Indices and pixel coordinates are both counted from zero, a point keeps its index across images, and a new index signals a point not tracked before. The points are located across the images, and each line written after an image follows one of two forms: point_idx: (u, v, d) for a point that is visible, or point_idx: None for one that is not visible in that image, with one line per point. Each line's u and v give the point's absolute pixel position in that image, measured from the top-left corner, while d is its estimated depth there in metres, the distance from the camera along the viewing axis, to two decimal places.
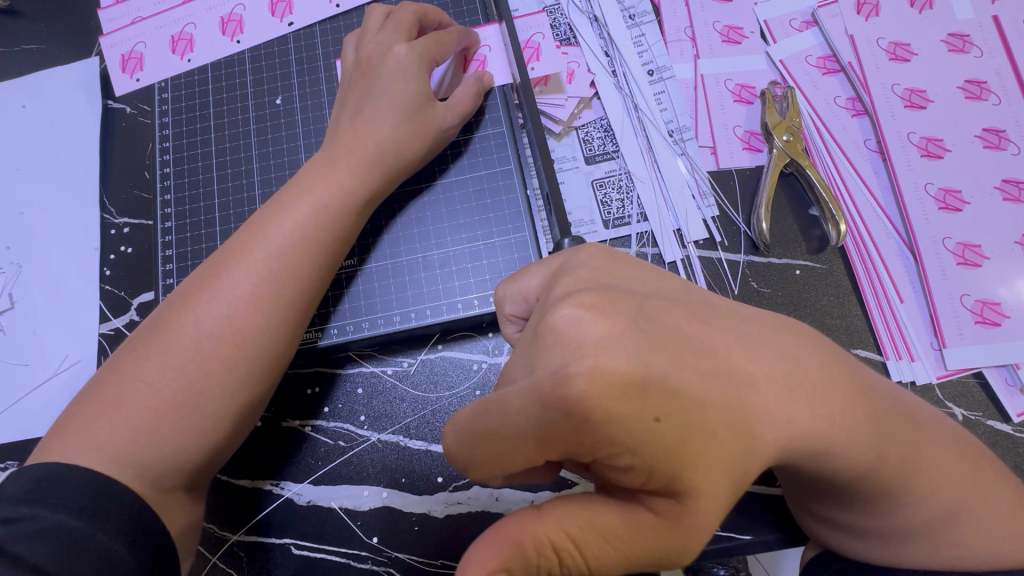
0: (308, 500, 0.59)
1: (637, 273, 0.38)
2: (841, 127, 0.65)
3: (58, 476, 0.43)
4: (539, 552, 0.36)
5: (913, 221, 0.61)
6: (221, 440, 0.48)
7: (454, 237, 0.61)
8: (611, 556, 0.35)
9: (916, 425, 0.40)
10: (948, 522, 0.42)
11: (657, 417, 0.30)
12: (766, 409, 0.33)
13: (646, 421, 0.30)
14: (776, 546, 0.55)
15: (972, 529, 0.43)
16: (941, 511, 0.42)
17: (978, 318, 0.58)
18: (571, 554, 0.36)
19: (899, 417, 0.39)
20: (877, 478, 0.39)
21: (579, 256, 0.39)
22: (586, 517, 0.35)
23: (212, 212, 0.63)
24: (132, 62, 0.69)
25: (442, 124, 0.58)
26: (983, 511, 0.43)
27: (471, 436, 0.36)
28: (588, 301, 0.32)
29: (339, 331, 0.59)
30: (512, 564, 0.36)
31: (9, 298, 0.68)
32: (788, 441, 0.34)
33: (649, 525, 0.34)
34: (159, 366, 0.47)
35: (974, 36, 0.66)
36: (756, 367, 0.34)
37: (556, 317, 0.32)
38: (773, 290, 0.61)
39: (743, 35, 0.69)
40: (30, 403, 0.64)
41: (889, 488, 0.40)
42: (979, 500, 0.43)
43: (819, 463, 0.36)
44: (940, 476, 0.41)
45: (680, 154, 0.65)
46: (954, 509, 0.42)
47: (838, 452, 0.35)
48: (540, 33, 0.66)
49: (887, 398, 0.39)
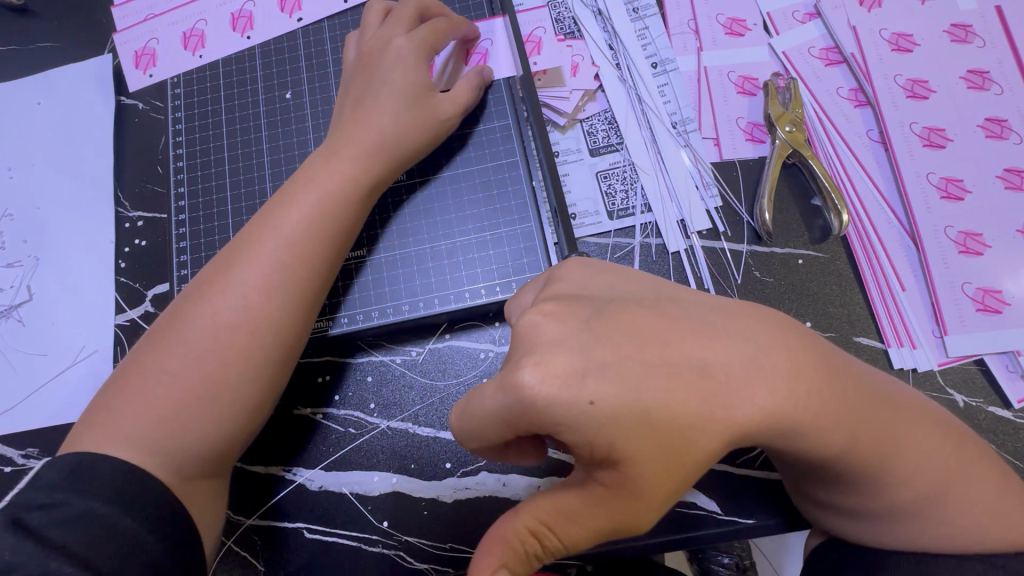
0: (319, 486, 0.61)
1: (609, 278, 0.42)
2: (844, 117, 0.66)
3: (84, 462, 0.44)
4: (524, 540, 0.41)
5: (915, 210, 0.62)
6: (239, 425, 0.50)
7: (461, 228, 0.62)
8: (578, 532, 0.39)
9: (892, 407, 0.41)
10: (951, 498, 0.44)
11: (591, 400, 0.34)
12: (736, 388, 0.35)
13: (581, 405, 0.34)
14: (780, 530, 0.56)
15: (977, 512, 0.44)
16: (934, 490, 0.43)
17: (979, 306, 0.59)
18: (548, 535, 0.40)
19: (878, 393, 0.41)
20: (865, 452, 0.39)
21: (562, 270, 0.44)
22: (552, 504, 0.39)
23: (225, 204, 0.65)
24: (145, 58, 0.70)
25: (436, 119, 0.59)
26: (980, 488, 0.44)
27: (466, 417, 0.40)
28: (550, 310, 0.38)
29: (350, 320, 0.61)
30: (507, 559, 0.41)
31: (28, 290, 0.69)
32: (779, 414, 0.35)
33: (604, 497, 0.37)
34: (177, 355, 0.49)
35: (977, 26, 0.66)
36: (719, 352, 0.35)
37: (522, 330, 0.37)
38: (776, 280, 0.61)
39: (746, 27, 0.69)
40: (49, 392, 0.66)
41: (888, 461, 0.41)
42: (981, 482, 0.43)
43: (820, 429, 0.37)
44: (939, 453, 0.42)
45: (683, 145, 0.66)
46: (955, 485, 0.43)
47: (827, 418, 0.37)
48: (540, 28, 0.70)
49: (860, 383, 0.40)
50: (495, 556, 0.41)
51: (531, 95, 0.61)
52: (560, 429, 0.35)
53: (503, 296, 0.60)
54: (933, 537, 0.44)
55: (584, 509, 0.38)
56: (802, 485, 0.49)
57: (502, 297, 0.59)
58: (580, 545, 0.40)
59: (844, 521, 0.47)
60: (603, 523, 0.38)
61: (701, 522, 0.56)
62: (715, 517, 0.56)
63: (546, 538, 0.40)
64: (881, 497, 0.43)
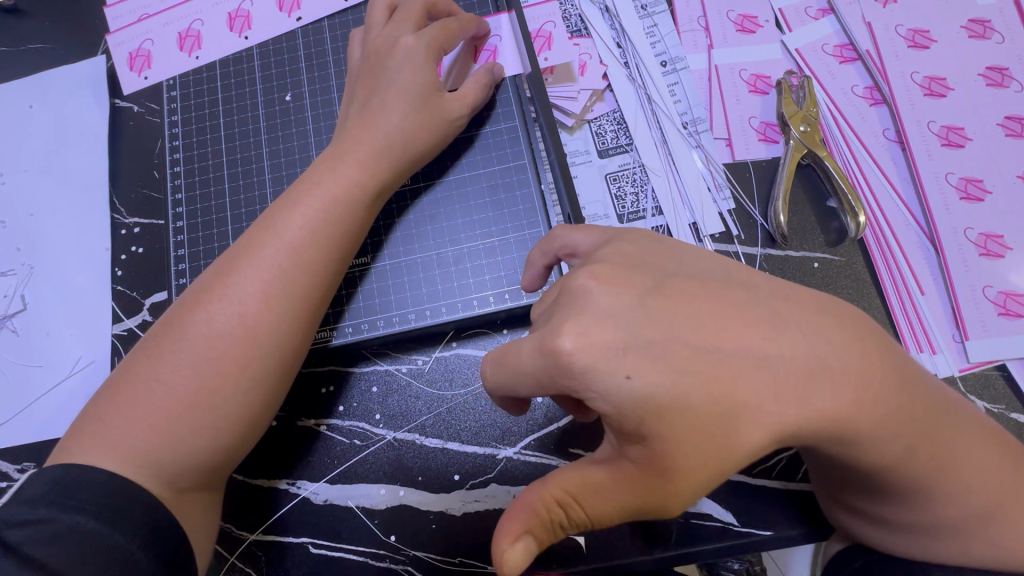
0: (324, 499, 0.59)
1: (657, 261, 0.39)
2: (859, 116, 0.64)
3: (74, 478, 0.42)
4: (548, 512, 0.38)
5: (934, 212, 0.60)
6: (236, 440, 0.48)
7: (468, 233, 0.60)
8: (606, 506, 0.37)
9: (944, 422, 0.39)
10: (979, 514, 0.42)
11: (628, 375, 0.34)
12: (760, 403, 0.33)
13: (617, 380, 0.34)
14: (798, 541, 0.55)
15: (1006, 527, 0.42)
16: (961, 505, 0.41)
17: (1000, 310, 0.57)
18: (573, 508, 0.38)
19: (935, 405, 0.38)
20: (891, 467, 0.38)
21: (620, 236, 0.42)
22: (579, 476, 0.38)
23: (224, 210, 0.63)
24: (140, 60, 0.68)
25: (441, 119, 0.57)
26: (1009, 503, 0.42)
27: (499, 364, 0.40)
28: (601, 276, 0.37)
29: (354, 330, 0.59)
30: (532, 527, 0.39)
31: (21, 299, 0.67)
32: (803, 430, 0.34)
33: (635, 473, 0.35)
34: (172, 366, 0.47)
35: (995, 22, 0.64)
36: (741, 365, 0.33)
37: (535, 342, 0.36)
38: (791, 284, 0.60)
39: (758, 24, 0.67)
40: (45, 404, 0.64)
41: (918, 475, 0.39)
42: (1010, 496, 0.42)
43: (842, 444, 0.36)
44: (968, 467, 0.41)
45: (695, 146, 0.64)
46: (982, 500, 0.42)
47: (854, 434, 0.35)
48: (551, 23, 0.68)
49: (921, 393, 0.37)
50: (521, 518, 0.39)
51: (543, 95, 0.62)
52: None
53: (512, 304, 0.58)
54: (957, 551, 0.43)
55: (611, 481, 0.36)
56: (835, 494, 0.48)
57: (511, 304, 0.58)
58: (607, 520, 0.38)
59: (877, 531, 0.46)
60: (632, 498, 0.36)
61: (718, 535, 0.55)
62: (734, 529, 0.55)
63: (569, 508, 0.38)
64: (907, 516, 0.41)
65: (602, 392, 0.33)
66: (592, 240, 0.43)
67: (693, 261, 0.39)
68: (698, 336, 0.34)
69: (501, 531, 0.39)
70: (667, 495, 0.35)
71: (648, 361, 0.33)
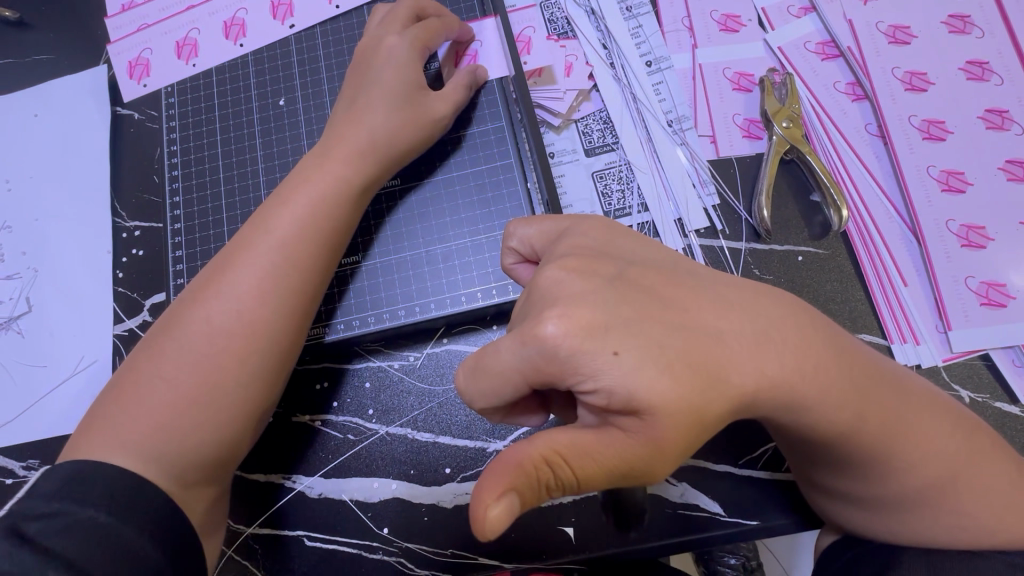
0: (319, 493, 0.60)
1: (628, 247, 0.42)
2: (841, 112, 0.65)
3: (83, 471, 0.44)
4: (537, 469, 0.35)
5: (915, 204, 0.61)
6: (236, 432, 0.49)
7: (456, 231, 0.61)
8: (594, 471, 0.36)
9: (896, 391, 0.42)
10: (947, 490, 0.44)
11: (616, 351, 0.34)
12: (732, 364, 0.36)
13: (606, 355, 0.34)
14: (784, 530, 0.56)
15: (970, 500, 0.45)
16: (927, 479, 0.44)
17: (983, 300, 0.58)
18: (562, 468, 0.36)
19: (889, 378, 0.42)
20: (857, 437, 0.40)
21: (580, 227, 0.43)
22: (569, 436, 0.36)
23: (220, 212, 0.65)
24: (139, 69, 0.70)
25: (431, 119, 0.59)
26: (970, 483, 0.44)
27: (474, 372, 0.39)
28: (571, 266, 0.38)
29: (346, 327, 0.60)
30: (518, 486, 0.35)
31: (27, 302, 0.69)
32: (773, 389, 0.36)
33: (623, 443, 0.36)
34: (173, 360, 0.48)
35: (975, 16, 0.65)
36: (726, 325, 0.37)
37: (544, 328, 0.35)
38: (776, 277, 0.61)
39: (741, 23, 0.69)
40: (49, 403, 0.66)
41: (890, 446, 0.41)
42: (975, 466, 0.44)
43: (805, 413, 0.38)
44: (934, 448, 0.43)
45: (680, 144, 0.65)
46: (948, 476, 0.44)
47: (817, 406, 0.38)
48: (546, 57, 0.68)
49: (867, 364, 0.41)
50: (503, 477, 0.34)
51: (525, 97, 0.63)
52: (582, 381, 0.35)
53: (499, 299, 0.59)
54: (925, 527, 0.46)
55: (601, 445, 0.36)
56: (807, 478, 0.49)
57: (499, 300, 0.59)
58: (590, 483, 0.37)
59: (851, 513, 0.48)
60: (616, 464, 0.36)
61: (705, 525, 0.56)
62: (720, 519, 0.56)
63: (560, 470, 0.36)
64: (876, 479, 0.44)
65: (612, 370, 0.34)
66: (546, 234, 0.45)
67: (646, 252, 0.42)
68: (675, 314, 0.37)
69: (478, 495, 0.34)
70: (649, 465, 0.36)
71: (640, 330, 0.35)
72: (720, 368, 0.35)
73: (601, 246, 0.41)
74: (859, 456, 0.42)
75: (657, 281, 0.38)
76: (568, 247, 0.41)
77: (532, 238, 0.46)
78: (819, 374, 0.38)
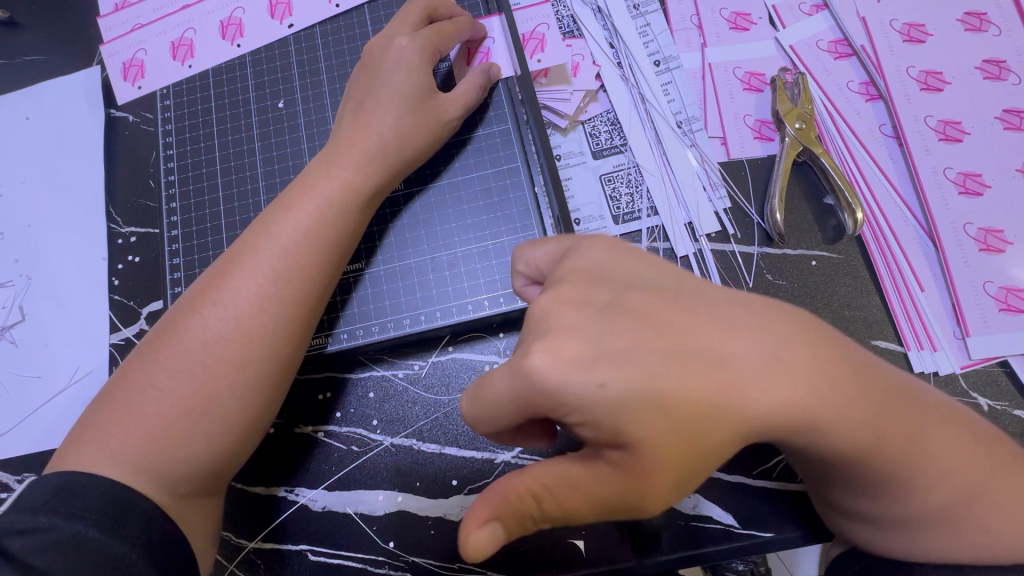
0: (322, 506, 0.59)
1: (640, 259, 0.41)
2: (855, 112, 0.64)
3: (73, 486, 0.42)
4: (522, 499, 0.37)
5: (931, 207, 0.59)
6: (234, 445, 0.48)
7: (461, 237, 0.60)
8: (583, 505, 0.36)
9: (919, 404, 0.40)
10: (970, 504, 0.43)
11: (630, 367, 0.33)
12: (753, 381, 0.34)
13: (616, 374, 0.33)
14: (800, 543, 0.54)
15: (993, 515, 0.43)
16: (948, 493, 0.42)
17: (1001, 305, 0.57)
18: (549, 501, 0.37)
19: (911, 390, 0.41)
20: (883, 454, 0.39)
21: (590, 236, 0.41)
22: (556, 470, 0.36)
23: (219, 218, 0.63)
24: (133, 70, 0.68)
25: (433, 121, 0.57)
26: (992, 496, 0.43)
27: (480, 399, 0.38)
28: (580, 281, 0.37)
29: (349, 336, 0.59)
30: (503, 514, 0.37)
31: (20, 311, 0.68)
32: (794, 405, 0.34)
33: (614, 478, 0.35)
34: (168, 370, 0.47)
35: (991, 14, 0.64)
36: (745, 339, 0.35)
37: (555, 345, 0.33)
38: (789, 283, 0.59)
39: (751, 21, 0.67)
40: (45, 414, 0.64)
41: (913, 460, 0.40)
42: (997, 479, 0.43)
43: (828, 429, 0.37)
44: (955, 461, 0.42)
45: (690, 146, 0.64)
46: (970, 488, 0.43)
47: (842, 422, 0.36)
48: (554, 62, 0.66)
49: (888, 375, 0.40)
50: (487, 504, 0.37)
51: (532, 101, 0.61)
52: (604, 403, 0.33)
53: (507, 307, 0.58)
54: (947, 544, 0.44)
55: (589, 481, 0.36)
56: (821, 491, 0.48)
57: (507, 308, 0.58)
58: (582, 516, 0.37)
59: (869, 527, 0.47)
60: (605, 500, 0.36)
61: (718, 536, 0.55)
62: (733, 530, 0.55)
63: (546, 502, 0.37)
64: (898, 493, 0.42)
65: (627, 385, 0.33)
66: (552, 256, 0.43)
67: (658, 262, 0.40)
68: (689, 327, 0.35)
69: (465, 517, 0.38)
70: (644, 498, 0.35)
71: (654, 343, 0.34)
72: (740, 384, 0.34)
73: (613, 256, 0.40)
74: (881, 472, 0.40)
75: (671, 294, 0.37)
76: (578, 258, 0.40)
77: (538, 261, 0.44)
78: (843, 391, 0.36)
